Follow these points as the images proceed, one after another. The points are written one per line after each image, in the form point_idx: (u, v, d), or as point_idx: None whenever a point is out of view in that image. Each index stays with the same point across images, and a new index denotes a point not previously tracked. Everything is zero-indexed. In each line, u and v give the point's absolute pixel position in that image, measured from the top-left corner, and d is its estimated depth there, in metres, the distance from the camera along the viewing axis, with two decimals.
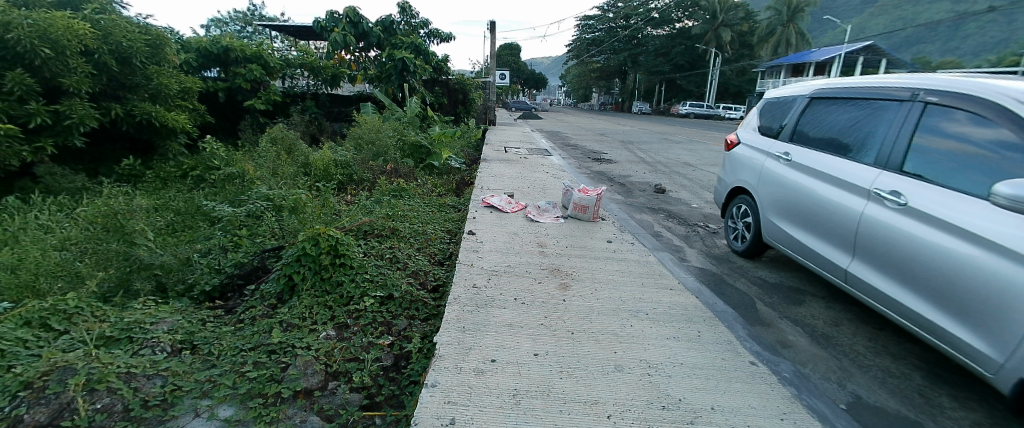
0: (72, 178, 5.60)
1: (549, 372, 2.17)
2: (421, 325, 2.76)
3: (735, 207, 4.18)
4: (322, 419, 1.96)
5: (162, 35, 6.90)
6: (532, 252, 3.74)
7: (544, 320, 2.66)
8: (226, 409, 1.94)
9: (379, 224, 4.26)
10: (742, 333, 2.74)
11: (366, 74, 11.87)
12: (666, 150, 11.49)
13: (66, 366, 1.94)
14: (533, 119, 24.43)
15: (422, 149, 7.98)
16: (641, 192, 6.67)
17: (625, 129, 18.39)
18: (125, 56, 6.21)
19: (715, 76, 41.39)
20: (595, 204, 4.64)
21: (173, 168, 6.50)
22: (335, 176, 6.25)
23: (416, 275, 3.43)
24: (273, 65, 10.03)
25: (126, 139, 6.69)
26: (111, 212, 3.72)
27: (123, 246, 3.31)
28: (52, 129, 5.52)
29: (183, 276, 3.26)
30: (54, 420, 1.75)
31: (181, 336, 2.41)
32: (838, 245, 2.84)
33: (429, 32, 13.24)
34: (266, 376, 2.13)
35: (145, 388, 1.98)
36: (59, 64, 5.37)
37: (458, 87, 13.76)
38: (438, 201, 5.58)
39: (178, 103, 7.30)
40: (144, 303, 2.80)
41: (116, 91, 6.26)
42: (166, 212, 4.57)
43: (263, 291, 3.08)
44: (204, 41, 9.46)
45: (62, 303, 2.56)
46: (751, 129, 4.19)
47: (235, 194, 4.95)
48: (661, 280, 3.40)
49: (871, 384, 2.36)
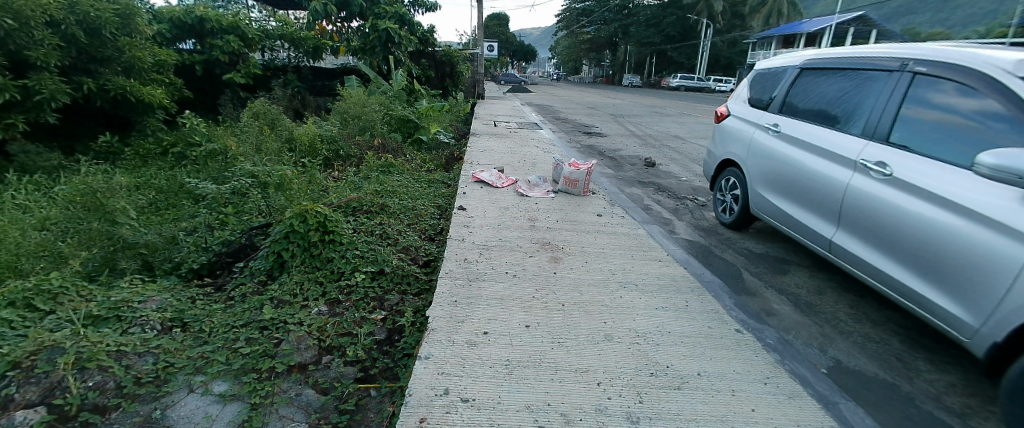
0: (47, 156, 5.42)
1: (541, 343, 2.20)
2: (413, 300, 2.77)
3: (724, 180, 4.21)
4: (317, 392, 1.99)
5: (132, 5, 6.53)
6: (523, 227, 3.74)
7: (536, 293, 2.69)
8: (221, 384, 1.94)
9: (368, 200, 4.21)
10: (729, 302, 2.81)
11: (350, 46, 11.50)
12: (656, 124, 11.45)
13: (53, 345, 1.92)
14: (522, 92, 24.12)
15: (409, 123, 7.84)
16: (631, 166, 6.67)
17: (615, 102, 18.28)
18: (94, 27, 5.91)
19: (706, 48, 40.95)
20: (585, 178, 4.63)
21: (152, 145, 6.31)
22: (321, 152, 6.14)
23: (407, 251, 3.43)
24: (251, 36, 9.67)
25: (102, 115, 6.47)
26: (91, 190, 3.60)
27: (105, 225, 3.24)
28: (21, 105, 5.29)
29: (169, 254, 3.22)
30: (45, 398, 1.75)
31: (171, 314, 2.40)
32: (824, 216, 2.88)
33: (414, 1, 12.86)
34: (259, 352, 2.13)
35: (137, 365, 1.97)
36: (25, 36, 5.09)
37: (445, 59, 13.45)
38: (427, 177, 5.52)
39: (154, 78, 7.02)
40: (130, 282, 2.77)
41: (87, 65, 5.99)
42: (147, 191, 4.46)
43: (252, 268, 3.06)
44: (177, 11, 9.03)
45: (45, 283, 2.52)
46: (740, 101, 4.18)
47: (218, 171, 4.86)
48: (650, 252, 3.44)
49: (851, 349, 2.45)
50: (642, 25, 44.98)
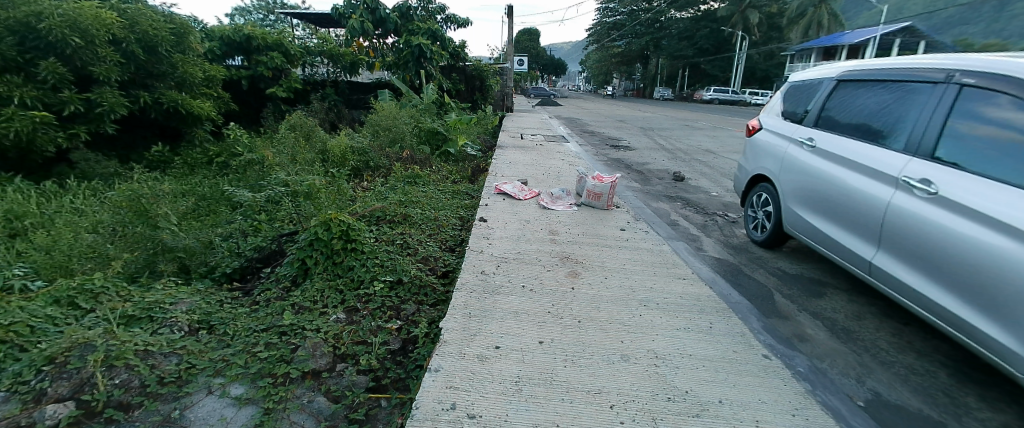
0: (105, 164, 5.74)
1: (554, 360, 2.15)
2: (429, 310, 2.77)
3: (756, 196, 4.05)
4: (329, 399, 2.00)
5: (185, 24, 7.04)
6: (543, 240, 3.70)
7: (551, 308, 2.64)
8: (237, 387, 1.99)
9: (392, 210, 4.28)
10: (757, 325, 2.67)
11: (384, 61, 11.90)
12: (687, 137, 11.20)
13: (85, 342, 2.02)
14: (551, 105, 24.06)
15: (437, 136, 7.97)
16: (659, 180, 6.53)
17: (646, 116, 18.06)
18: (151, 45, 6.34)
19: (742, 61, 39.99)
20: (609, 192, 4.56)
21: (199, 155, 6.69)
22: (351, 163, 6.29)
23: (426, 261, 3.45)
24: (293, 53, 10.17)
25: (156, 126, 6.92)
26: (137, 196, 3.81)
27: (148, 229, 3.42)
28: (85, 116, 5.68)
29: (205, 258, 3.36)
30: (75, 394, 1.84)
31: (199, 317, 2.49)
32: (863, 236, 2.71)
33: (446, 18, 13.19)
34: (276, 357, 2.17)
35: (161, 365, 2.05)
36: (89, 53, 5.49)
37: (475, 73, 13.69)
38: (452, 188, 5.58)
39: (204, 92, 7.45)
40: (166, 283, 2.90)
41: (144, 80, 6.42)
42: (191, 197, 4.69)
43: (278, 273, 3.15)
44: (227, 29, 9.56)
45: (88, 282, 2.65)
46: (773, 114, 4.03)
47: (256, 179, 5.09)
48: (674, 269, 3.32)
49: (893, 381, 2.27)
50: (677, 38, 44.45)
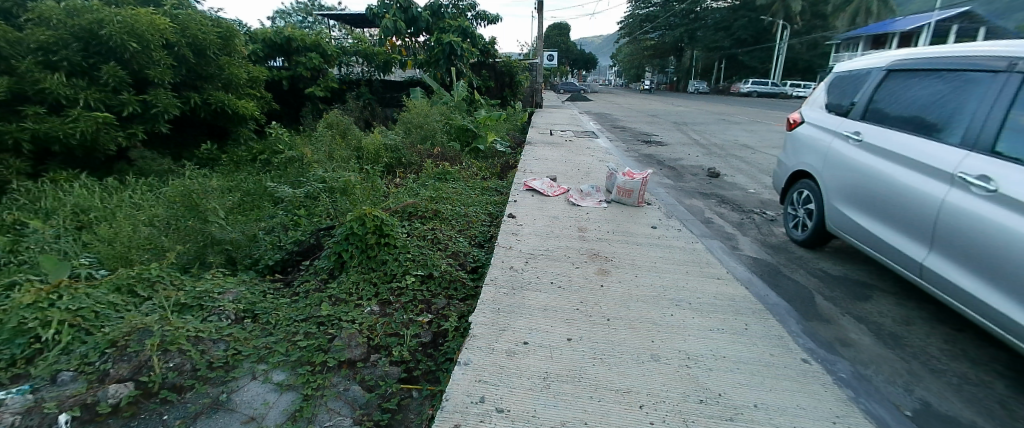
0: (160, 162, 6.11)
1: (582, 357, 2.16)
2: (459, 305, 2.83)
3: (796, 193, 3.90)
4: (363, 388, 2.08)
5: (231, 28, 7.39)
6: (572, 237, 3.69)
7: (580, 305, 2.64)
8: (279, 373, 2.10)
9: (423, 206, 4.37)
10: (796, 328, 2.58)
11: (416, 59, 12.11)
12: (723, 132, 10.85)
13: (143, 328, 2.18)
14: (581, 101, 23.77)
15: (468, 132, 8.05)
16: (693, 176, 6.37)
17: (680, 110, 17.61)
18: (201, 48, 6.69)
19: (784, 51, 38.27)
20: (640, 188, 4.49)
21: (244, 153, 7.03)
22: (384, 160, 6.46)
23: (456, 256, 3.51)
24: (330, 53, 10.49)
25: (205, 125, 7.32)
26: (189, 192, 4.05)
27: (199, 223, 3.63)
28: (142, 117, 6.06)
29: (250, 251, 3.54)
30: (134, 376, 1.97)
31: (244, 306, 2.63)
32: (914, 236, 2.57)
33: (477, 14, 13.27)
34: (315, 346, 2.28)
35: (211, 351, 2.18)
36: (146, 58, 5.85)
37: (505, 70, 13.72)
38: (481, 184, 5.64)
39: (248, 92, 7.81)
40: (214, 274, 3.08)
41: (195, 82, 6.80)
42: (237, 193, 4.94)
43: (316, 266, 3.28)
44: (269, 32, 9.96)
45: (146, 271, 2.85)
46: (817, 107, 3.86)
47: (295, 176, 5.30)
48: (708, 268, 3.25)
49: (943, 390, 2.15)
50: (713, 29, 42.99)
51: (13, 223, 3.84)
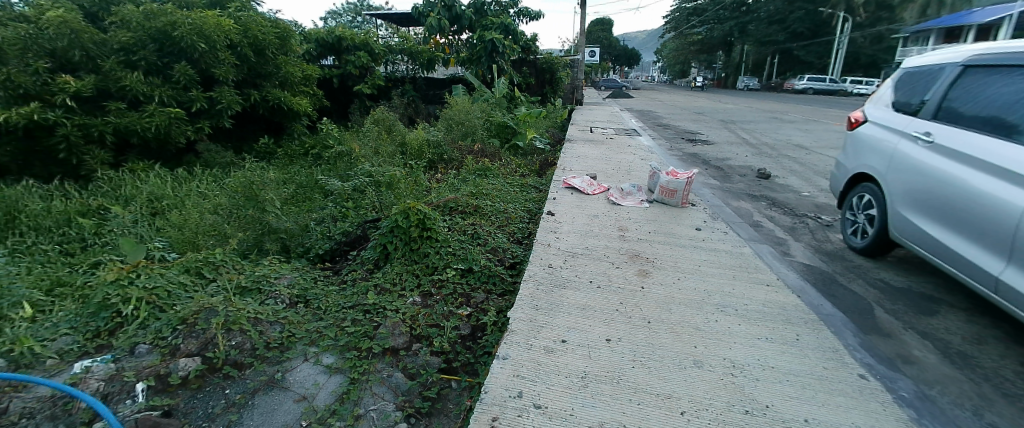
0: (223, 155, 6.52)
1: (621, 359, 2.15)
2: (497, 300, 2.87)
3: (856, 197, 3.69)
4: (406, 376, 2.16)
5: (288, 29, 7.76)
6: (612, 236, 3.66)
7: (620, 306, 2.62)
8: (328, 357, 2.22)
9: (463, 201, 4.44)
10: (852, 342, 2.45)
11: (459, 57, 12.28)
12: (774, 131, 10.35)
13: (209, 308, 2.37)
14: (623, 98, 23.26)
15: (508, 129, 8.09)
16: (741, 177, 6.14)
17: (728, 107, 16.92)
18: (261, 48, 7.07)
19: (843, 46, 35.98)
20: (684, 188, 4.39)
21: (297, 147, 7.40)
22: (427, 156, 6.62)
23: (495, 252, 3.56)
24: (377, 52, 10.83)
25: (263, 121, 7.76)
26: (249, 184, 4.33)
27: (257, 212, 3.87)
28: (208, 112, 6.48)
29: (302, 240, 3.74)
30: (201, 351, 2.16)
31: (297, 291, 2.79)
32: (991, 247, 2.38)
33: (520, 11, 13.29)
34: (361, 333, 2.39)
35: (268, 332, 2.33)
36: (212, 57, 6.24)
37: (546, 66, 13.67)
38: (520, 181, 5.68)
39: (302, 90, 8.19)
40: (271, 260, 3.28)
41: (254, 80, 7.21)
42: (290, 185, 5.21)
43: (362, 256, 3.42)
44: (322, 32, 10.39)
45: (211, 255, 3.07)
46: (882, 105, 3.63)
47: (344, 170, 5.54)
48: (756, 274, 3.13)
49: (1018, 416, 1.99)
50: (765, 22, 40.98)
51: (98, 208, 4.25)
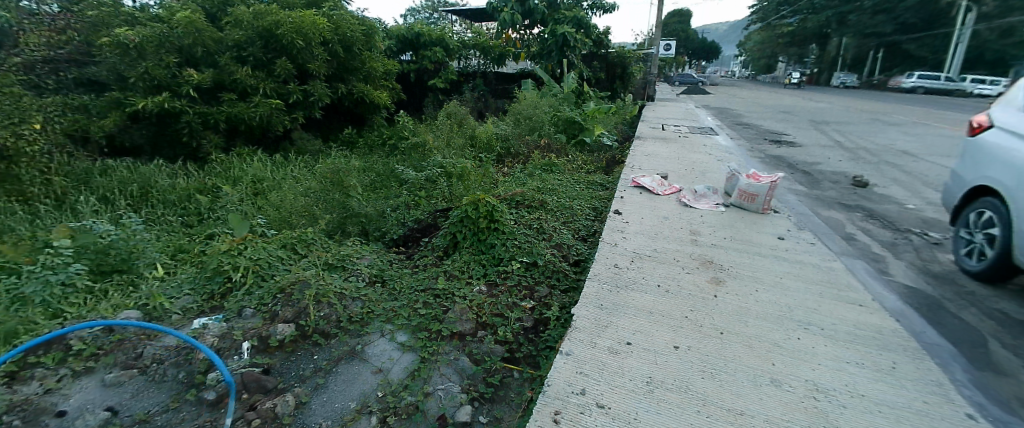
0: (313, 144, 7.07)
1: (689, 368, 2.11)
2: (560, 296, 2.91)
3: (974, 214, 3.29)
4: (471, 360, 2.27)
5: (373, 26, 8.22)
6: (682, 240, 3.56)
7: (690, 313, 2.56)
8: (402, 335, 2.39)
9: (530, 195, 4.51)
10: (960, 376, 2.21)
11: (529, 51, 12.36)
12: (872, 134, 9.38)
13: (303, 280, 2.64)
14: (699, 94, 22.11)
15: (575, 125, 8.05)
16: (830, 185, 5.67)
17: (818, 106, 15.53)
18: (349, 45, 7.56)
19: (963, 39, 31.60)
20: (766, 193, 4.14)
21: (376, 138, 7.86)
22: (495, 149, 6.77)
23: (559, 248, 3.59)
24: (452, 47, 11.17)
25: (348, 114, 8.32)
26: (335, 170, 4.71)
27: (341, 197, 4.20)
28: (302, 104, 7.05)
29: (379, 224, 4.00)
30: (295, 318, 2.40)
31: (376, 271, 3.02)
32: None
33: (593, 4, 13.06)
34: (431, 315, 2.53)
35: (351, 307, 2.56)
36: (308, 53, 6.75)
37: (617, 61, 13.35)
38: (586, 178, 5.65)
39: (382, 83, 8.67)
40: (353, 242, 3.56)
41: (342, 74, 7.75)
42: (370, 173, 5.58)
43: (433, 244, 3.60)
44: (402, 28, 10.91)
45: (304, 234, 3.39)
46: (1014, 109, 3.18)
47: (418, 161, 5.83)
48: (845, 292, 2.90)
49: None
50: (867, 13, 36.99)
51: (212, 186, 4.85)
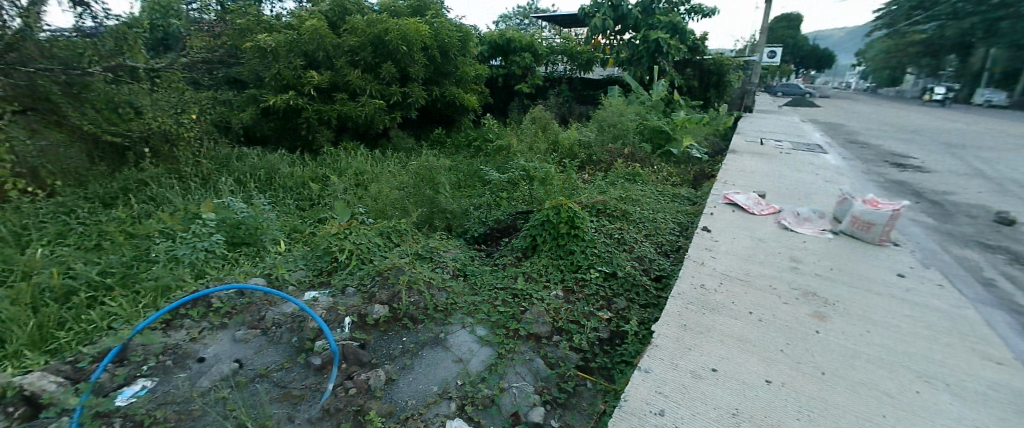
0: (407, 141, 7.59)
1: (780, 404, 1.97)
2: (638, 310, 2.86)
3: None
4: (546, 364, 2.32)
5: (470, 32, 8.60)
6: (777, 265, 3.32)
7: (784, 346, 2.38)
8: (481, 329, 2.50)
9: (612, 204, 4.46)
10: None
11: (619, 58, 12.15)
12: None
13: (397, 266, 2.87)
14: (804, 106, 20.16)
15: (662, 135, 7.77)
16: (966, 219, 4.91)
17: (955, 126, 13.43)
18: (446, 51, 8.01)
19: None
20: (887, 223, 3.71)
21: (463, 138, 8.23)
22: (578, 156, 6.77)
23: (640, 261, 3.52)
24: (541, 53, 11.33)
25: (439, 115, 8.81)
26: (426, 168, 5.04)
27: (431, 192, 4.48)
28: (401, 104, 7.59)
29: (463, 222, 4.21)
30: (389, 301, 2.62)
31: (460, 266, 3.19)
32: None
33: (691, 9, 12.49)
34: (510, 314, 2.62)
35: (437, 296, 2.73)
36: (410, 58, 7.25)
37: (713, 69, 12.64)
38: (672, 190, 5.45)
39: (473, 87, 9.05)
40: (439, 236, 3.78)
41: (437, 78, 8.22)
42: (457, 172, 5.87)
43: (513, 244, 3.71)
44: (495, 34, 11.27)
45: (398, 224, 3.66)
46: None
47: (501, 163, 6.02)
48: (980, 345, 2.51)
49: None
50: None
51: (321, 175, 5.43)
